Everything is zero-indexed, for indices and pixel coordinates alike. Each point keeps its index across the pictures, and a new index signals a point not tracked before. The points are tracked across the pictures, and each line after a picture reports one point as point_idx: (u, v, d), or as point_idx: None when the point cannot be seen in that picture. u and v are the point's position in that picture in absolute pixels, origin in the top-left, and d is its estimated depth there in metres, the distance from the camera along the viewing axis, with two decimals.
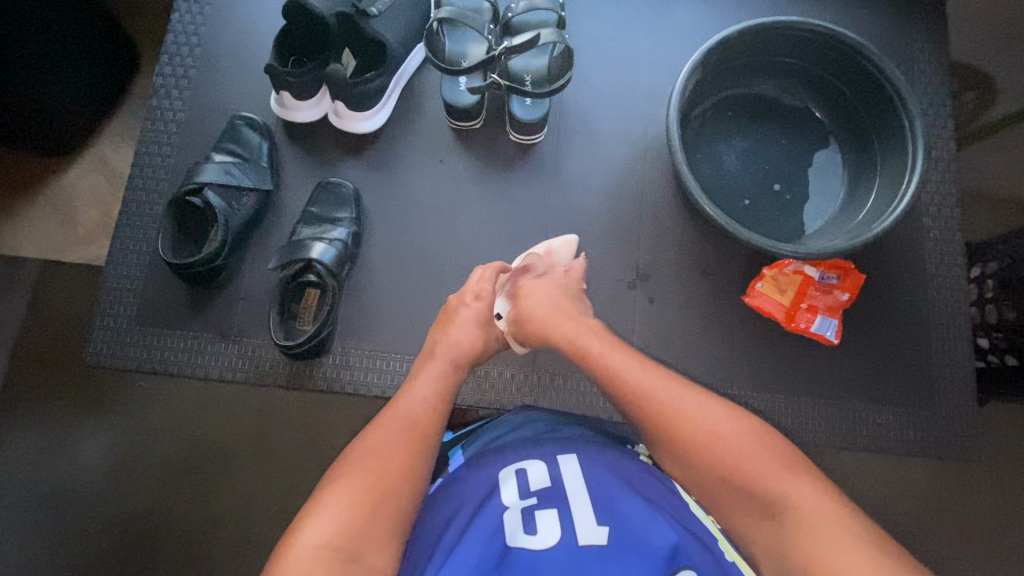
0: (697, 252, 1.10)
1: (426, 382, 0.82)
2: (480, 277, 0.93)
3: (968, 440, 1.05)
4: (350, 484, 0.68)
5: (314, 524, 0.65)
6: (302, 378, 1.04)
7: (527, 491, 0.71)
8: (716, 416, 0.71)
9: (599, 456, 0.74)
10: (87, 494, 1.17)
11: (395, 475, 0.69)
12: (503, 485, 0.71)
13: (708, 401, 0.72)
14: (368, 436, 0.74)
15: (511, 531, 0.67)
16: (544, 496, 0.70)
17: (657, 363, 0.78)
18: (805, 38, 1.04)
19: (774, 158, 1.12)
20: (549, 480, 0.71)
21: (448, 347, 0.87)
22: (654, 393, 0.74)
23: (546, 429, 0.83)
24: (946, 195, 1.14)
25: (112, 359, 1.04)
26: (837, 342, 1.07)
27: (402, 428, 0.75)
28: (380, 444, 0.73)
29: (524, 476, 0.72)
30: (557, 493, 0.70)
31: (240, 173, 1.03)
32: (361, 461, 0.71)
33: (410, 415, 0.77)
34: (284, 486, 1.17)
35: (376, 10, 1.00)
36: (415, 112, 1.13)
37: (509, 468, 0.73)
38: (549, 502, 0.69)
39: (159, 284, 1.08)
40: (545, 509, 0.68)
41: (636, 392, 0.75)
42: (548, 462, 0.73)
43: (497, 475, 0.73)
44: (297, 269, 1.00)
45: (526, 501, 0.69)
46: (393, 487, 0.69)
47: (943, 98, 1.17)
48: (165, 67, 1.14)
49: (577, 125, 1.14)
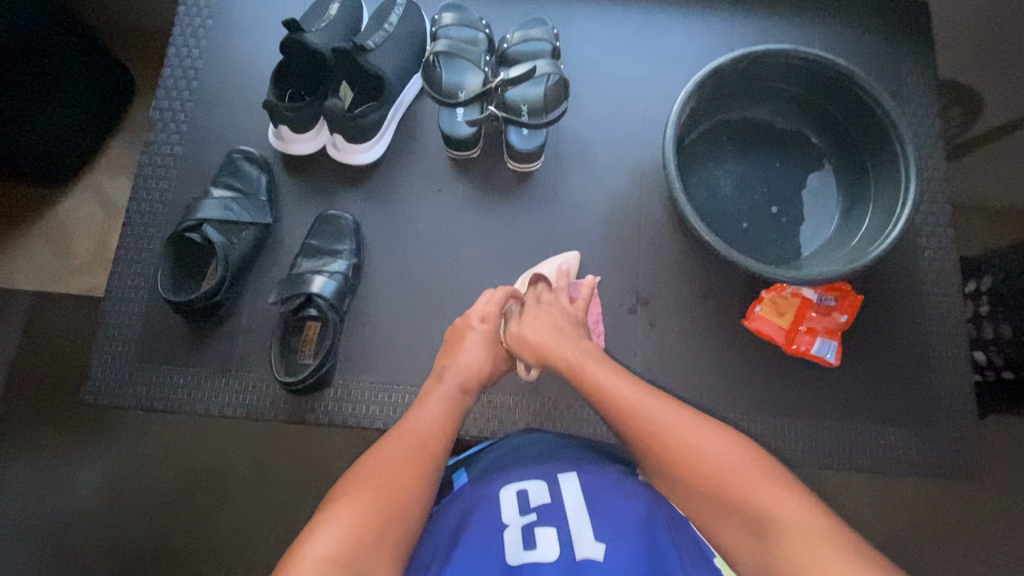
0: (696, 275, 1.11)
1: (436, 406, 0.83)
2: (488, 299, 0.96)
3: (970, 457, 1.05)
4: (360, 499, 0.68)
5: (323, 537, 0.64)
6: (303, 412, 1.03)
7: (527, 508, 0.71)
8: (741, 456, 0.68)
9: (601, 476, 0.74)
10: (84, 531, 1.16)
11: (404, 495, 0.70)
12: (504, 501, 0.72)
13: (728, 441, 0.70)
14: (379, 453, 0.75)
15: (510, 547, 0.67)
16: (543, 513, 0.70)
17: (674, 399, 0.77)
18: (797, 65, 1.05)
19: (769, 182, 1.14)
20: (549, 497, 0.71)
21: (459, 370, 0.89)
22: (644, 411, 0.74)
23: (548, 448, 0.83)
24: (939, 215, 1.15)
25: (110, 395, 1.03)
26: (837, 364, 1.07)
27: (413, 447, 0.75)
28: (390, 460, 0.73)
29: (525, 494, 0.73)
30: (556, 510, 0.70)
31: (239, 208, 1.03)
32: (372, 477, 0.71)
33: (419, 434, 0.78)
34: (286, 518, 1.16)
35: (372, 44, 1.01)
36: (413, 142, 1.14)
37: (511, 487, 0.74)
38: (548, 518, 0.69)
39: (158, 319, 1.07)
40: (545, 526, 0.68)
41: (671, 444, 0.71)
42: (548, 480, 0.74)
43: (499, 492, 0.73)
44: (297, 305, 1.01)
45: (526, 518, 0.70)
46: (401, 506, 0.69)
47: (932, 118, 1.19)
48: (162, 101, 1.15)
49: (574, 152, 1.15)
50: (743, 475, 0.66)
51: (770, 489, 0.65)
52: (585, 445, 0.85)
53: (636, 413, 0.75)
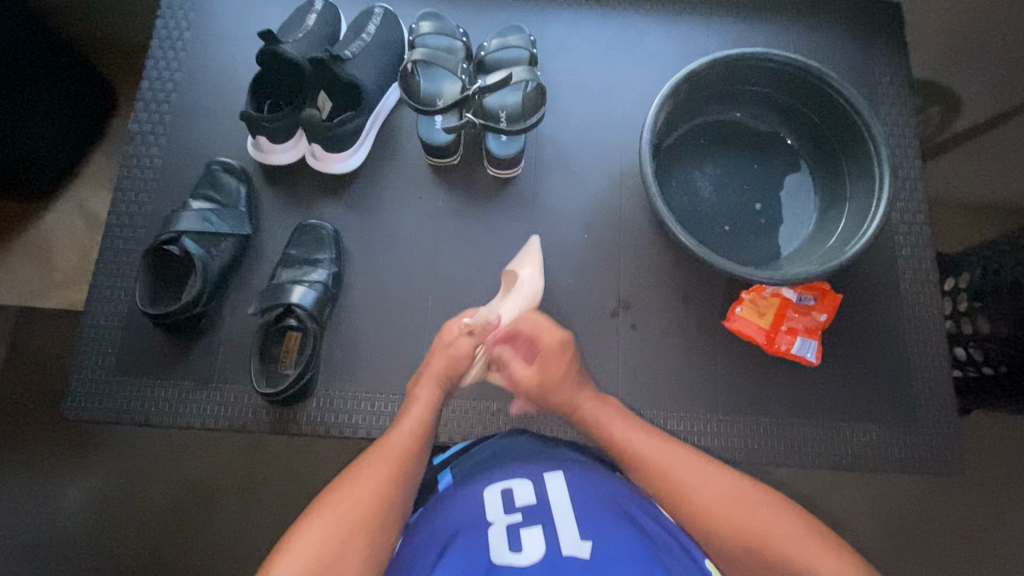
0: (677, 277, 1.11)
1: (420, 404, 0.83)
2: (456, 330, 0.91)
3: (951, 451, 1.06)
4: (342, 500, 0.70)
5: (285, 571, 0.64)
6: (286, 422, 1.02)
7: (513, 508, 0.73)
8: (739, 496, 0.72)
9: (584, 474, 0.76)
10: (72, 550, 1.14)
11: (386, 492, 0.71)
12: (490, 502, 0.73)
13: (728, 480, 0.74)
14: (351, 481, 0.72)
15: (496, 546, 0.69)
16: (528, 513, 0.71)
17: (673, 439, 0.79)
18: (772, 69, 1.06)
19: (748, 182, 1.15)
20: (535, 497, 0.73)
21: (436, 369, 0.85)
22: (670, 470, 0.75)
23: (536, 447, 0.83)
24: (916, 213, 1.16)
25: (92, 411, 1.02)
26: (817, 363, 1.09)
27: (397, 447, 0.76)
28: (360, 490, 0.71)
29: (510, 494, 0.74)
30: (542, 511, 0.72)
31: (217, 220, 1.04)
32: (339, 508, 0.69)
33: (405, 434, 0.78)
34: (272, 529, 1.15)
35: (348, 54, 1.05)
36: (393, 150, 1.15)
37: (496, 487, 0.75)
38: (533, 519, 0.71)
39: (139, 333, 1.06)
40: (530, 526, 0.70)
41: (670, 484, 0.74)
42: (534, 479, 0.75)
43: (484, 493, 0.75)
44: (276, 315, 1.00)
45: (511, 518, 0.71)
46: (385, 504, 0.70)
47: (907, 117, 1.20)
48: (141, 113, 1.15)
49: (554, 157, 1.16)
50: (776, 532, 0.69)
51: (791, 538, 0.69)
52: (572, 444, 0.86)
53: (643, 459, 0.77)
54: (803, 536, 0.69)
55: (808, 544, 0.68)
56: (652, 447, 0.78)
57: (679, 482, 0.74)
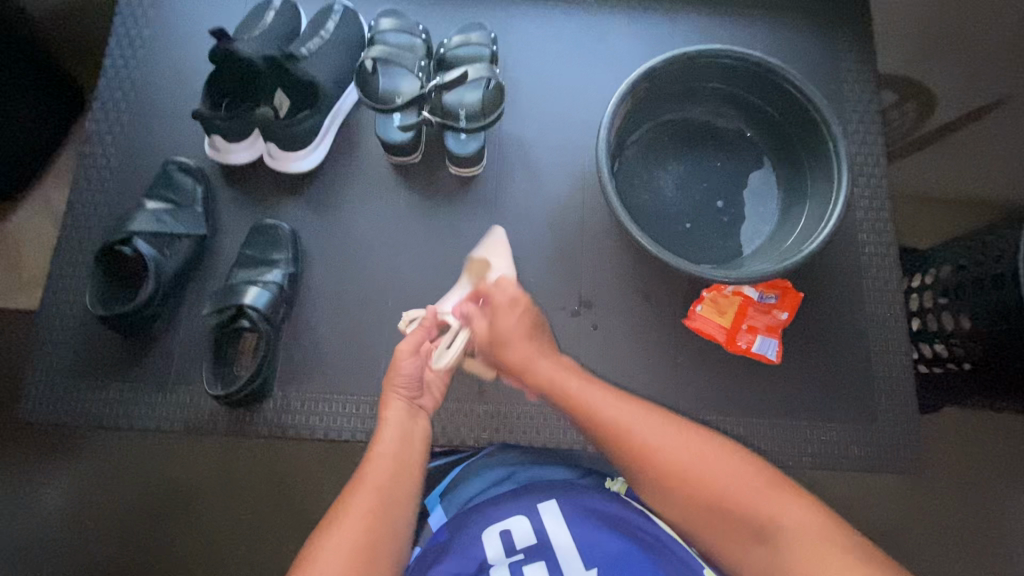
0: (639, 276, 1.11)
1: (392, 428, 0.82)
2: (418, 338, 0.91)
3: (910, 449, 1.06)
4: (336, 547, 0.68)
5: None
6: (243, 425, 1.02)
7: (514, 548, 0.84)
8: (694, 447, 0.75)
9: (574, 503, 0.87)
10: (33, 553, 1.14)
11: (378, 529, 0.71)
12: (494, 543, 0.84)
13: (685, 436, 0.76)
14: (337, 536, 0.69)
15: None
16: (529, 551, 0.84)
17: (631, 400, 0.81)
18: (732, 66, 1.05)
19: (711, 180, 1.14)
20: (534, 536, 0.85)
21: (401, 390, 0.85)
22: (631, 427, 0.77)
23: (525, 476, 0.94)
24: (878, 210, 1.16)
25: (47, 414, 1.02)
26: (777, 361, 1.09)
27: (380, 480, 0.75)
28: (344, 552, 0.68)
29: (510, 534, 0.85)
30: (541, 547, 0.84)
31: (171, 221, 1.02)
32: None
33: (386, 464, 0.77)
34: (235, 529, 1.14)
35: (305, 51, 1.03)
36: (353, 149, 1.14)
37: (495, 528, 0.86)
38: (534, 556, 0.83)
39: (94, 334, 1.05)
40: (533, 563, 0.83)
41: (624, 438, 0.77)
42: (529, 515, 0.86)
43: (486, 535, 0.85)
44: (229, 316, 0.99)
45: (514, 557, 0.83)
46: (379, 542, 0.70)
47: (871, 114, 1.20)
48: (97, 112, 1.13)
49: (517, 155, 1.15)
50: (734, 483, 0.72)
51: (748, 487, 0.71)
52: (554, 465, 0.95)
53: (600, 420, 0.79)
54: (761, 485, 0.71)
55: (763, 491, 0.71)
56: (612, 409, 0.79)
57: (641, 440, 0.76)
